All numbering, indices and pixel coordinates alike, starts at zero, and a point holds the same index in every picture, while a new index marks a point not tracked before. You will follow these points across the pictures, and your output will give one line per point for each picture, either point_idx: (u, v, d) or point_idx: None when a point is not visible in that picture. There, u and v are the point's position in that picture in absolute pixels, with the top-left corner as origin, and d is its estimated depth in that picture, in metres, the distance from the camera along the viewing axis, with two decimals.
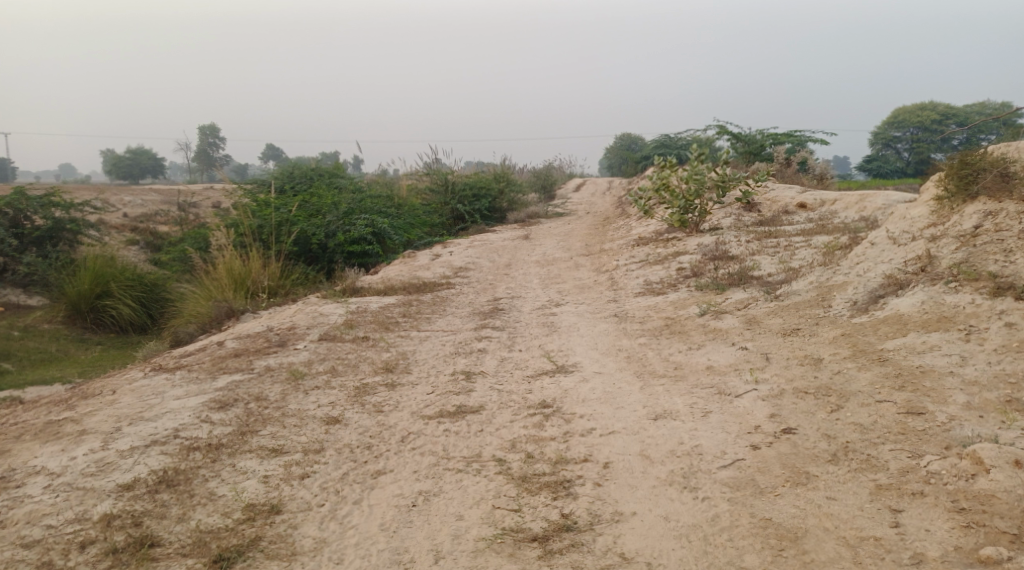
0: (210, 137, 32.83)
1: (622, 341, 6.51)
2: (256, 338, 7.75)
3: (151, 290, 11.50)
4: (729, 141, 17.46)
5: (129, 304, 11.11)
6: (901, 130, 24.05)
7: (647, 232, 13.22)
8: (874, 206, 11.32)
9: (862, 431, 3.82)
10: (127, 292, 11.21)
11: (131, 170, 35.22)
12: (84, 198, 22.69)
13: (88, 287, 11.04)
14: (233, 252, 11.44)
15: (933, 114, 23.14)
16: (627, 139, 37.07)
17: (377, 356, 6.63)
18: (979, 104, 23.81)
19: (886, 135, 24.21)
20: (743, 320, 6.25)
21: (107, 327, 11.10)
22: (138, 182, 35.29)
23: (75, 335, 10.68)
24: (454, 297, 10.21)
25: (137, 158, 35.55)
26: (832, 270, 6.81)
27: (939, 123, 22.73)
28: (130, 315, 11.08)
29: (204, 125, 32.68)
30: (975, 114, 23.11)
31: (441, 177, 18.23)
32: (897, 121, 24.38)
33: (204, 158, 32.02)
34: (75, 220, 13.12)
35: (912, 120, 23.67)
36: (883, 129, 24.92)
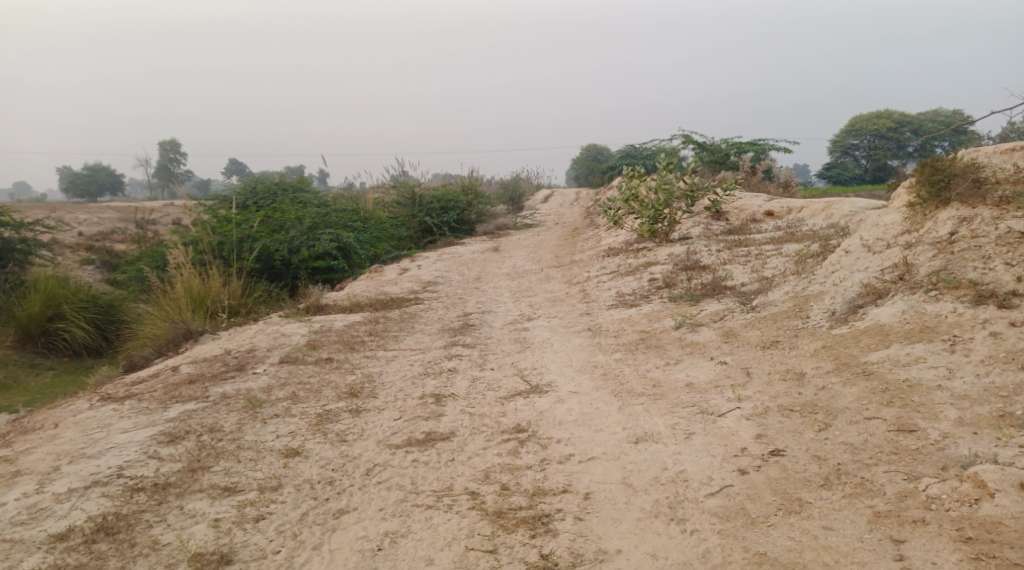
0: (171, 152, 32.18)
1: (597, 356, 6.30)
2: (215, 362, 7.41)
3: (106, 312, 11.08)
4: (694, 151, 17.45)
5: (83, 327, 10.67)
6: (858, 137, 23.87)
7: (617, 243, 13.06)
8: (842, 213, 11.29)
9: (854, 450, 3.62)
10: (80, 314, 10.77)
11: (89, 187, 34.39)
12: (38, 217, 22.03)
13: (39, 309, 10.56)
14: (193, 270, 11.07)
15: (889, 120, 22.87)
16: (593, 150, 37.11)
17: (342, 379, 6.34)
18: (935, 111, 24.16)
19: (844, 143, 24.37)
20: (720, 333, 6.08)
21: (60, 352, 10.63)
22: (96, 199, 34.48)
23: (26, 360, 10.21)
24: (421, 313, 9.93)
25: (95, 175, 34.74)
26: (808, 279, 6.66)
27: (895, 130, 22.57)
28: (83, 338, 10.63)
29: (164, 142, 31.74)
30: (931, 120, 23.33)
31: (407, 190, 17.96)
32: (854, 128, 24.41)
33: (163, 173, 31.33)
34: (26, 241, 12.67)
35: (867, 127, 23.29)
36: (841, 137, 25.39)
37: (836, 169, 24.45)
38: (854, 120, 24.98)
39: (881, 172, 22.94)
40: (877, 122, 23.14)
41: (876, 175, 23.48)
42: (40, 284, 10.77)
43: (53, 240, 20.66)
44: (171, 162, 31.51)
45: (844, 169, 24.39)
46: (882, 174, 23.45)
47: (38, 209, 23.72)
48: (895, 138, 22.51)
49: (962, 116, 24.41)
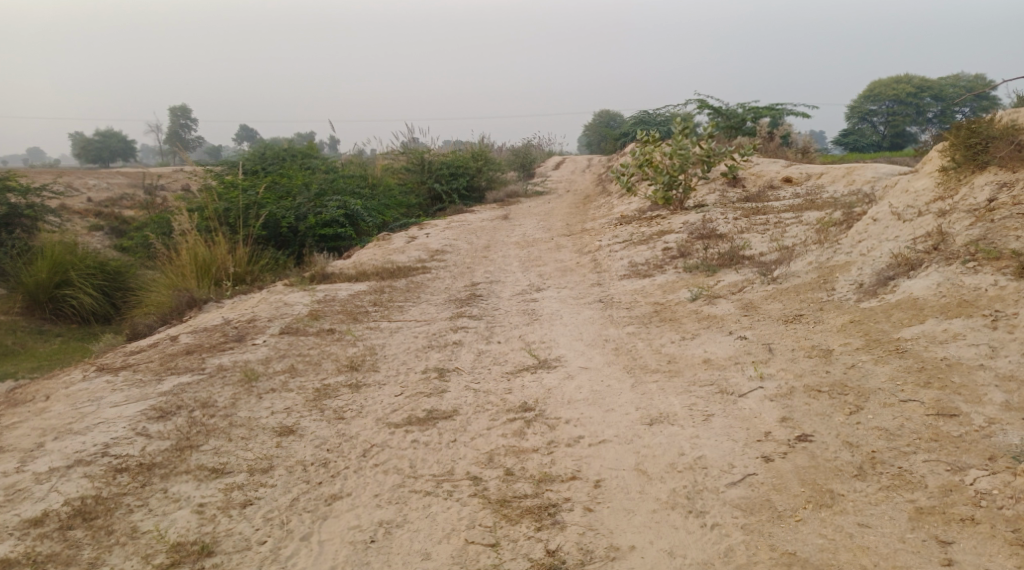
0: (182, 119, 31.83)
1: (609, 330, 6.00)
2: (213, 332, 7.16)
3: (113, 279, 10.85)
4: (709, 114, 16.73)
5: (90, 293, 10.46)
6: (877, 102, 23.55)
7: (630, 211, 12.70)
8: (863, 179, 10.92)
9: (889, 436, 3.33)
10: (88, 281, 10.54)
11: (101, 153, 34.16)
12: (48, 183, 21.86)
13: (46, 276, 10.34)
14: (199, 237, 10.81)
15: (909, 86, 22.93)
16: (606, 116, 36.52)
17: (343, 351, 6.08)
18: (955, 75, 23.54)
19: (862, 109, 23.50)
20: (739, 305, 5.78)
21: (68, 318, 10.43)
22: (107, 165, 34.27)
23: (33, 327, 10.00)
24: (428, 283, 9.66)
25: (108, 141, 34.49)
26: (833, 249, 6.33)
27: (914, 96, 22.61)
28: (91, 305, 10.41)
29: (175, 108, 31.43)
30: (951, 86, 22.86)
31: (417, 156, 17.62)
32: (873, 93, 23.88)
33: (175, 140, 31.02)
34: (33, 207, 12.44)
35: (886, 92, 23.21)
36: (858, 102, 24.77)
37: (852, 136, 23.10)
38: (873, 85, 24.42)
39: (899, 139, 22.77)
40: (897, 87, 23.09)
41: (895, 142, 22.93)
42: (47, 250, 10.54)
43: (61, 206, 20.47)
44: (182, 128, 31.13)
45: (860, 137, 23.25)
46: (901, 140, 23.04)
47: (46, 174, 23.51)
48: (915, 105, 22.53)
49: (982, 81, 23.77)
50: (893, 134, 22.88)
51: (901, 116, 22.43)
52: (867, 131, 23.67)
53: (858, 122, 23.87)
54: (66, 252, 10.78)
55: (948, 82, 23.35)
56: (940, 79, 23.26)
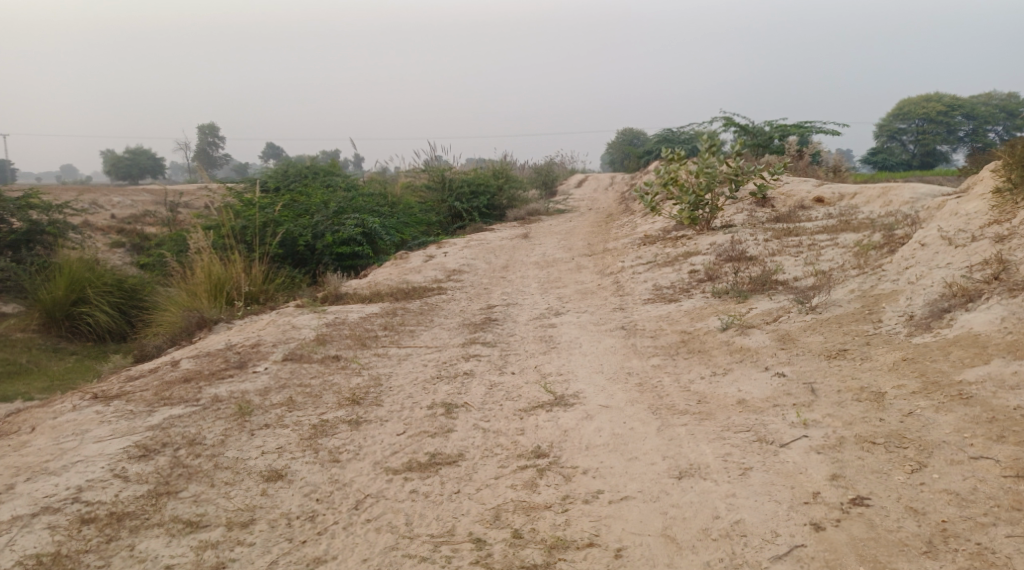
0: (210, 136, 31.77)
1: (633, 362, 5.54)
2: (215, 358, 6.77)
3: (130, 295, 10.57)
4: (735, 134, 16.43)
5: (106, 311, 10.18)
6: (906, 121, 23.03)
7: (654, 231, 12.25)
8: (900, 200, 10.42)
9: (960, 503, 2.90)
10: (105, 298, 10.27)
11: (131, 170, 34.23)
12: (72, 200, 21.79)
13: (63, 293, 10.09)
14: (214, 254, 10.49)
15: (940, 103, 21.89)
16: (629, 134, 36.11)
17: (346, 381, 5.68)
18: (987, 94, 22.82)
19: (890, 128, 23.20)
20: (775, 337, 5.31)
21: (84, 336, 10.16)
22: (136, 182, 34.34)
23: (48, 345, 9.72)
24: (443, 305, 9.26)
25: (137, 158, 34.59)
26: (877, 276, 5.85)
27: (946, 113, 21.60)
28: (107, 322, 10.14)
29: (203, 125, 31.41)
30: (982, 105, 22.28)
31: (438, 174, 17.30)
32: (902, 111, 23.26)
33: (204, 158, 30.93)
34: (54, 223, 12.21)
35: (916, 110, 22.42)
36: (886, 121, 24.06)
37: (882, 153, 22.57)
38: (902, 103, 23.98)
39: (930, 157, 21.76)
40: (928, 105, 22.07)
41: (924, 161, 22.33)
42: (64, 267, 10.30)
43: (85, 223, 20.35)
44: (210, 145, 31.05)
45: (891, 155, 23.01)
46: (931, 160, 22.28)
47: (71, 190, 23.45)
48: (945, 123, 21.59)
49: (1015, 100, 23.07)
50: (923, 153, 22.20)
51: (930, 134, 21.80)
52: (896, 150, 22.91)
53: (885, 141, 23.16)
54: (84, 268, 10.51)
55: (979, 101, 22.59)
56: (971, 97, 22.54)
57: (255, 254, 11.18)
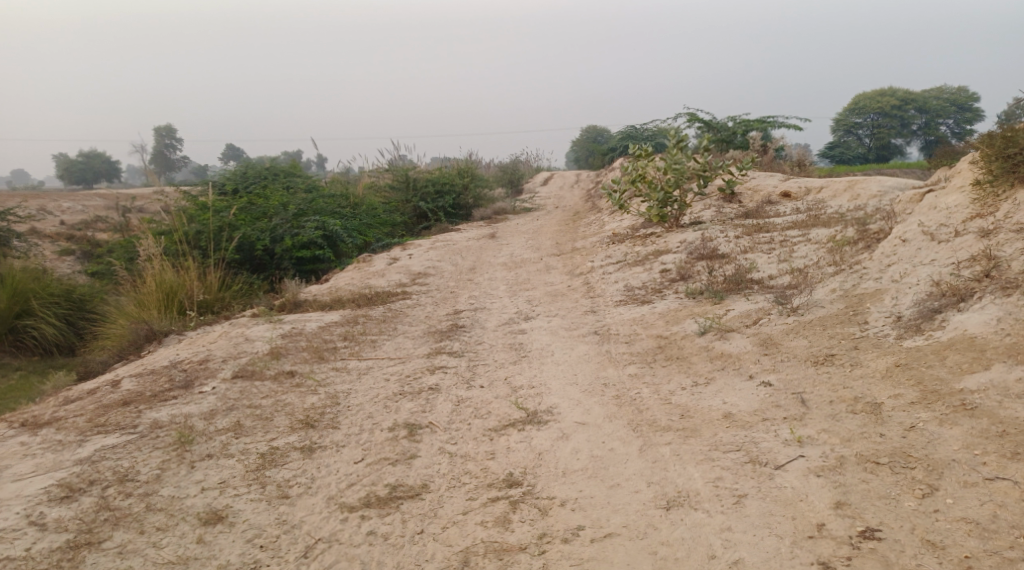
0: (167, 138, 30.64)
1: (608, 371, 5.21)
2: (159, 377, 6.31)
3: (78, 307, 10.01)
4: (700, 129, 16.23)
5: (53, 323, 9.61)
6: (861, 115, 22.92)
7: (623, 229, 11.97)
8: (868, 193, 10.26)
9: (982, 534, 2.72)
10: (51, 311, 9.71)
11: (85, 175, 33.15)
12: (19, 207, 20.93)
13: (6, 306, 9.50)
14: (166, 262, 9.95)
15: (893, 98, 22.28)
16: (593, 131, 35.90)
17: (300, 401, 5.27)
18: (938, 88, 23.05)
19: (846, 121, 23.03)
20: (757, 342, 5.02)
21: (29, 351, 9.56)
22: (91, 186, 33.29)
23: None
24: (407, 311, 8.86)
25: (91, 162, 33.49)
26: (860, 274, 5.59)
27: (899, 107, 22.05)
28: (54, 335, 9.58)
29: (158, 128, 30.37)
30: (936, 100, 22.50)
31: (401, 174, 16.88)
32: (857, 106, 23.16)
33: (161, 161, 29.90)
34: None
35: (871, 105, 22.54)
36: (842, 116, 23.82)
37: (840, 147, 22.28)
38: (857, 98, 23.96)
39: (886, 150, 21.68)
40: (881, 100, 22.39)
41: (880, 154, 22.01)
42: (7, 278, 9.70)
43: (32, 231, 19.53)
44: (166, 148, 30.05)
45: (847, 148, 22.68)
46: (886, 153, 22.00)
47: (17, 196, 22.55)
48: (900, 117, 21.87)
49: (965, 93, 23.37)
50: (879, 146, 22.02)
51: (887, 128, 21.80)
52: (853, 143, 22.64)
53: (842, 135, 22.93)
54: (30, 279, 9.92)
55: (931, 95, 22.79)
56: (922, 91, 22.91)
57: (210, 261, 10.65)
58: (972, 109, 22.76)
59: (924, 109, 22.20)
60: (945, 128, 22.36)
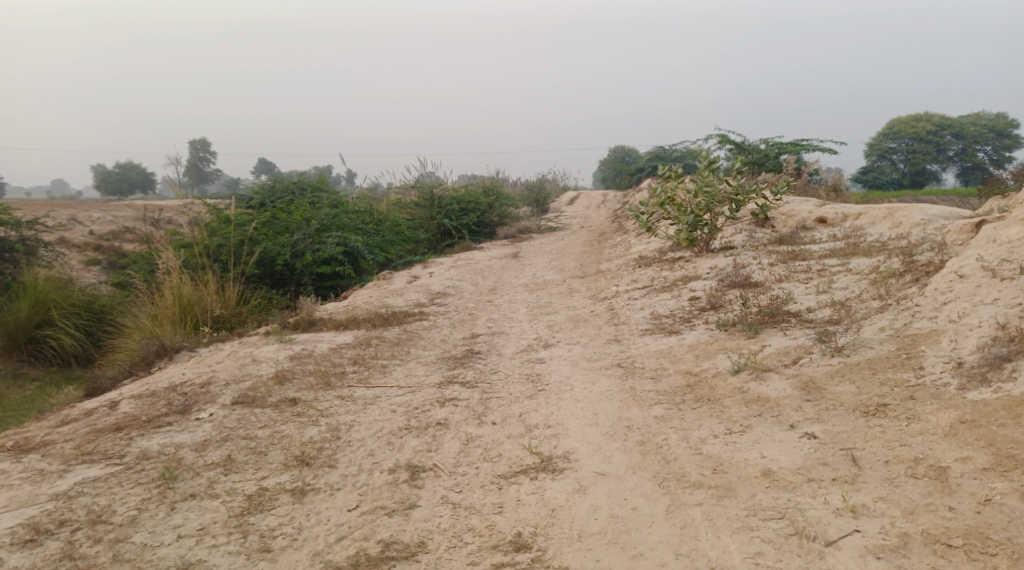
0: (201, 151, 30.43)
1: (631, 411, 4.77)
2: (157, 401, 5.97)
3: (98, 318, 9.72)
4: (731, 151, 15.78)
5: (72, 334, 9.36)
6: (895, 140, 22.28)
7: (650, 252, 11.53)
8: (910, 221, 9.75)
9: None
10: (71, 320, 9.45)
11: (120, 185, 33.29)
12: (49, 217, 20.93)
13: (26, 315, 9.28)
14: (185, 275, 9.64)
15: (929, 123, 21.57)
16: (621, 151, 35.50)
17: (299, 432, 4.90)
18: (976, 112, 22.29)
19: (880, 145, 22.34)
20: (798, 385, 4.57)
21: (47, 361, 9.32)
22: (125, 197, 33.42)
23: (7, 370, 8.87)
24: (422, 334, 8.48)
25: (126, 173, 33.62)
26: (911, 312, 5.11)
27: (935, 133, 21.31)
28: (72, 345, 9.31)
29: (193, 142, 30.22)
30: (973, 125, 21.92)
31: (426, 191, 16.59)
32: (892, 130, 22.50)
33: (195, 174, 29.66)
34: (23, 242, 11.37)
35: (906, 130, 21.86)
36: (876, 140, 23.30)
37: (873, 171, 21.68)
38: (892, 122, 23.30)
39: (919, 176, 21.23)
40: (917, 124, 21.65)
41: (914, 180, 21.54)
42: (30, 287, 9.50)
43: (59, 240, 19.48)
44: (200, 161, 29.98)
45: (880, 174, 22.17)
46: (921, 179, 21.48)
47: (48, 206, 22.60)
48: (935, 143, 21.33)
49: (1003, 120, 22.58)
50: (913, 172, 21.50)
51: (920, 153, 21.30)
52: (886, 168, 22.13)
53: (876, 160, 22.42)
54: (52, 287, 9.69)
55: (968, 121, 22.11)
56: (960, 117, 22.16)
57: (229, 275, 10.36)
58: (1011, 135, 21.94)
59: (961, 135, 21.61)
60: (982, 155, 21.55)
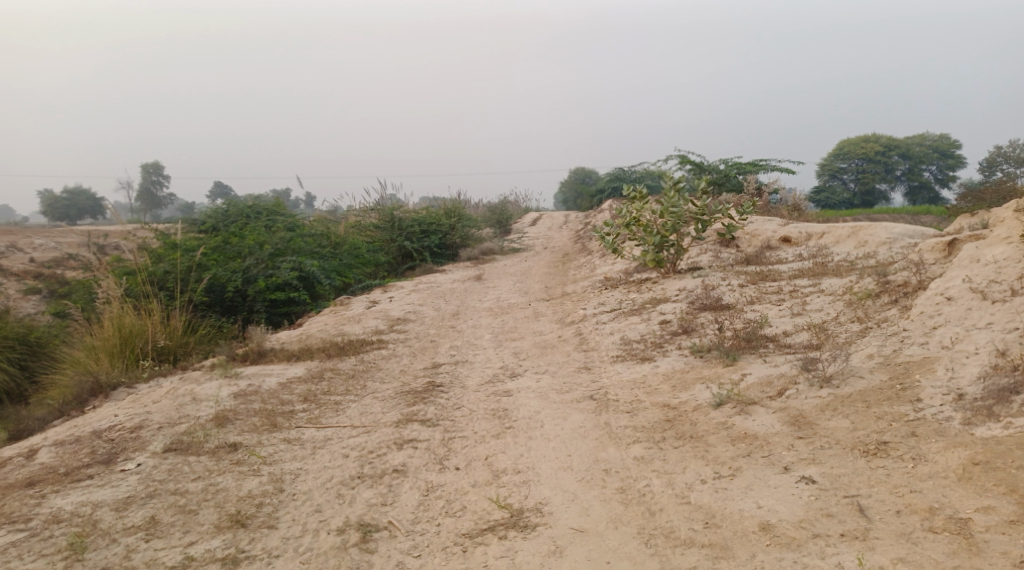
0: (155, 174, 29.29)
1: (607, 452, 4.35)
2: (81, 449, 5.43)
3: (34, 352, 9.06)
4: (693, 170, 15.57)
5: (4, 369, 8.62)
6: (846, 160, 22.33)
7: (616, 274, 11.19)
8: (877, 239, 9.54)
9: None
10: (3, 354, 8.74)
11: (68, 211, 32.10)
12: None
13: None
14: (128, 304, 8.95)
15: (877, 144, 21.71)
16: (581, 173, 35.36)
17: (237, 485, 4.39)
18: (921, 134, 22.42)
19: (830, 165, 22.21)
20: (787, 420, 4.19)
21: None
22: (75, 223, 32.25)
23: None
24: (380, 364, 7.99)
25: (75, 198, 32.40)
26: (900, 337, 4.77)
27: (883, 153, 21.47)
28: (6, 382, 8.57)
29: (146, 165, 29.19)
30: (919, 145, 22.10)
31: (386, 213, 16.09)
32: (842, 151, 22.53)
33: (147, 198, 28.49)
34: None
35: (855, 150, 21.92)
36: (826, 161, 23.36)
37: (825, 190, 21.69)
38: (842, 143, 23.34)
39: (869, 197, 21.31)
40: (865, 145, 21.76)
41: (864, 201, 21.60)
42: None
43: None
44: (154, 185, 29.00)
45: (832, 194, 22.19)
46: (870, 199, 21.53)
47: None
48: (883, 163, 21.43)
49: (947, 140, 22.82)
50: (863, 192, 21.55)
51: (870, 174, 21.38)
52: (837, 188, 22.14)
53: (827, 180, 22.47)
54: None
55: (914, 142, 22.28)
56: (905, 137, 22.34)
57: (176, 303, 9.71)
58: (954, 155, 22.25)
59: (907, 156, 21.73)
60: (928, 174, 21.88)
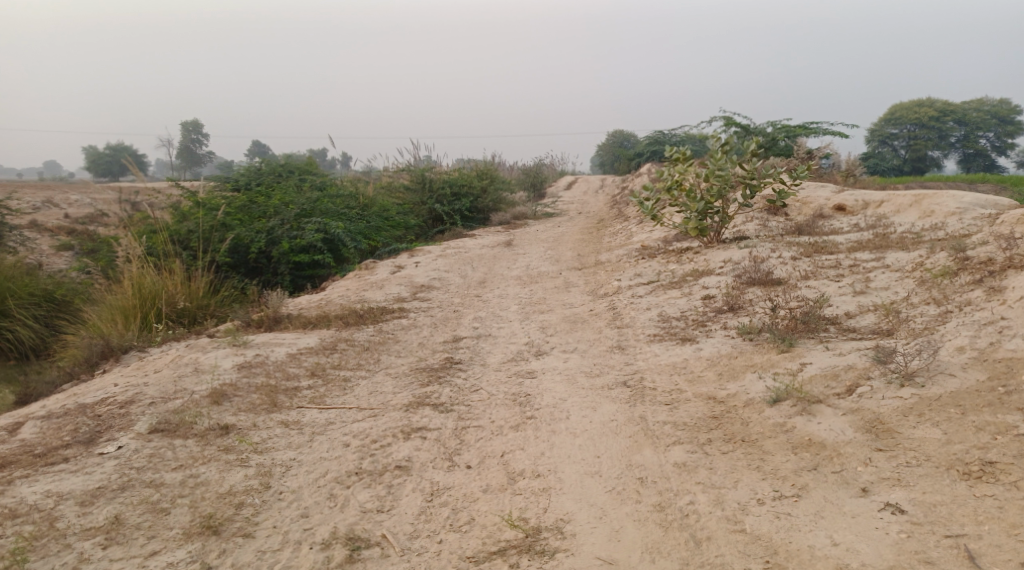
0: (194, 133, 28.94)
1: (644, 453, 3.72)
2: (64, 425, 4.93)
3: (58, 307, 8.33)
4: (738, 133, 14.62)
5: (26, 326, 7.85)
6: (897, 126, 21.07)
7: (655, 242, 10.44)
8: (943, 210, 8.64)
9: None
10: (26, 310, 7.99)
11: (111, 168, 32.01)
12: (25, 201, 19.80)
13: None
14: (147, 263, 8.38)
15: (930, 109, 20.34)
16: (620, 136, 34.29)
17: (219, 478, 3.79)
18: (978, 99, 21.04)
19: (881, 131, 21.08)
20: (862, 425, 3.51)
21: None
22: (116, 180, 32.17)
23: None
24: (399, 336, 7.42)
25: (118, 155, 32.27)
26: (996, 326, 4.00)
27: (937, 118, 20.15)
28: (30, 338, 7.83)
29: (186, 122, 28.88)
30: (976, 110, 20.75)
31: (416, 174, 15.44)
32: (893, 116, 21.26)
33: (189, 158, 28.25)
34: None
35: (907, 116, 20.64)
36: (877, 125, 22.09)
37: (874, 156, 20.49)
38: (894, 108, 22.04)
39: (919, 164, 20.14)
40: (918, 109, 20.40)
41: (914, 169, 20.40)
42: None
43: (30, 224, 18.35)
44: (194, 144, 28.68)
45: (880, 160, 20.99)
46: (921, 167, 20.32)
47: (25, 189, 21.48)
48: (937, 129, 20.12)
49: (1007, 105, 21.39)
50: (913, 159, 20.33)
51: (922, 140, 20.12)
52: (887, 154, 20.91)
53: (876, 147, 21.28)
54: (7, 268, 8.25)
55: (969, 107, 20.91)
56: (962, 103, 20.96)
57: (198, 264, 9.20)
58: (1014, 121, 20.85)
59: (963, 121, 20.38)
60: (984, 141, 20.48)
